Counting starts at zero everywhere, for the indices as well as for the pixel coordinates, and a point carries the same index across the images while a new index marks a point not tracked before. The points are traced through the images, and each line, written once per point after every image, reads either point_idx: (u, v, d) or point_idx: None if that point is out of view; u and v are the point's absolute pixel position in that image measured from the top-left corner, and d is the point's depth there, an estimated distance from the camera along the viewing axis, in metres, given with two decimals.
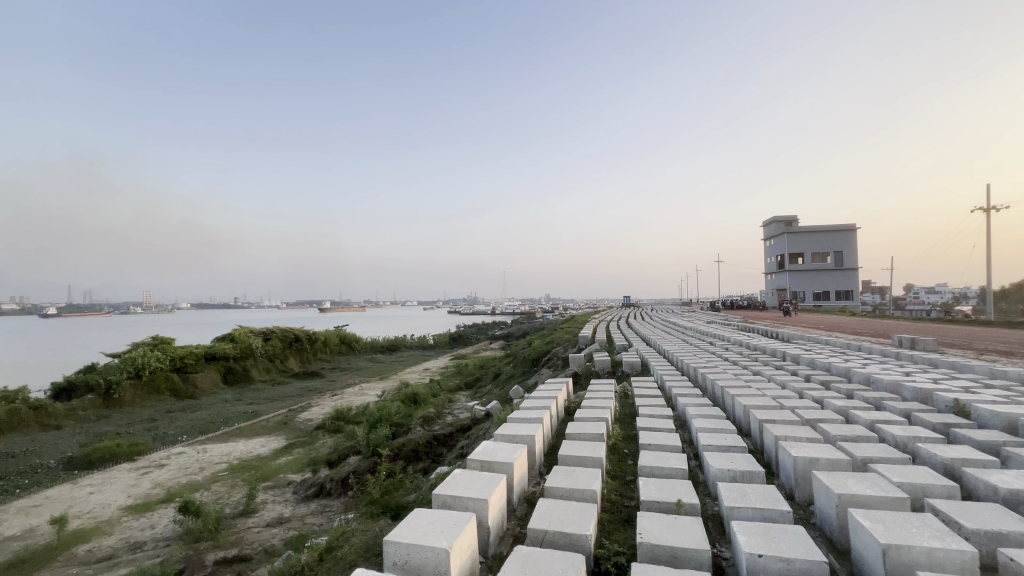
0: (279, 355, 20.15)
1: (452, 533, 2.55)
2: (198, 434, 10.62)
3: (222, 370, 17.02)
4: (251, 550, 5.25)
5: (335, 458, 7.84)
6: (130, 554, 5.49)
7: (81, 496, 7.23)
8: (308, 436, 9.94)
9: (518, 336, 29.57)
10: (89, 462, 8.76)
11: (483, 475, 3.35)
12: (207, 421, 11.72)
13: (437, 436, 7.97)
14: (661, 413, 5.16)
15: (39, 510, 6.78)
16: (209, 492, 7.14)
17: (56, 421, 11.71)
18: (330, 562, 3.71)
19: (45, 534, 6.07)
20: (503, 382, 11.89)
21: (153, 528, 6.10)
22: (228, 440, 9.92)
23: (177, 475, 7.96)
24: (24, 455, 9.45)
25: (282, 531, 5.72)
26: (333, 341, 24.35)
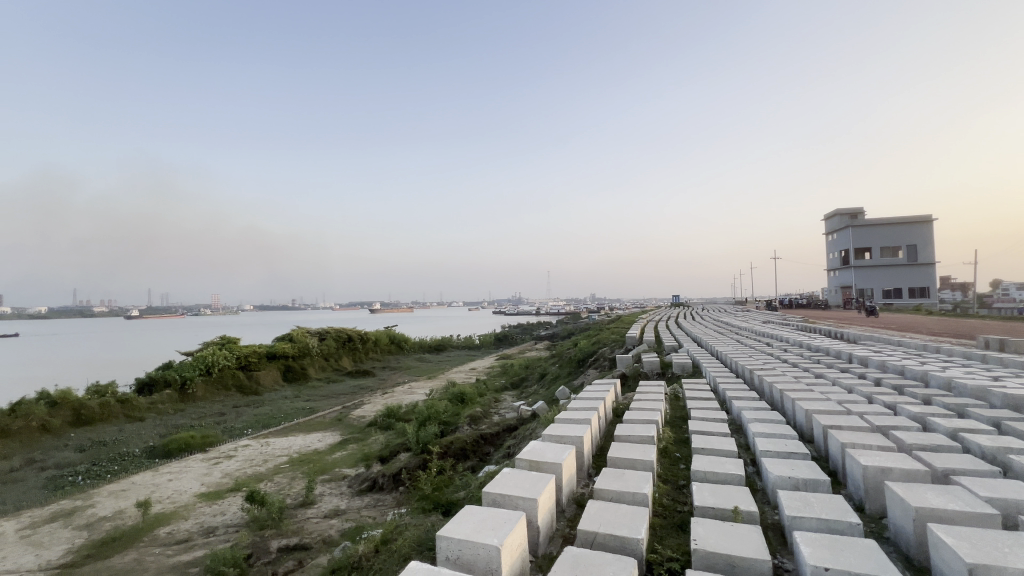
0: (333, 354, 21.08)
1: (503, 531, 2.57)
2: (261, 428, 11.29)
3: (282, 368, 18.04)
4: (311, 540, 5.53)
5: (387, 454, 8.11)
6: (204, 537, 5.93)
7: (161, 483, 7.89)
8: (361, 432, 10.34)
9: (563, 337, 29.36)
10: (168, 451, 9.54)
11: (532, 475, 3.36)
12: (270, 416, 12.44)
13: (484, 435, 8.08)
14: (715, 416, 4.97)
15: (127, 494, 7.47)
16: (272, 483, 7.59)
17: (139, 414, 12.83)
18: (385, 554, 3.85)
19: (132, 516, 6.67)
20: (549, 383, 11.87)
21: (223, 515, 6.56)
22: (288, 435, 10.49)
23: (244, 467, 8.51)
24: (113, 443, 10.43)
25: (339, 523, 5.99)
26: (384, 341, 25.21)
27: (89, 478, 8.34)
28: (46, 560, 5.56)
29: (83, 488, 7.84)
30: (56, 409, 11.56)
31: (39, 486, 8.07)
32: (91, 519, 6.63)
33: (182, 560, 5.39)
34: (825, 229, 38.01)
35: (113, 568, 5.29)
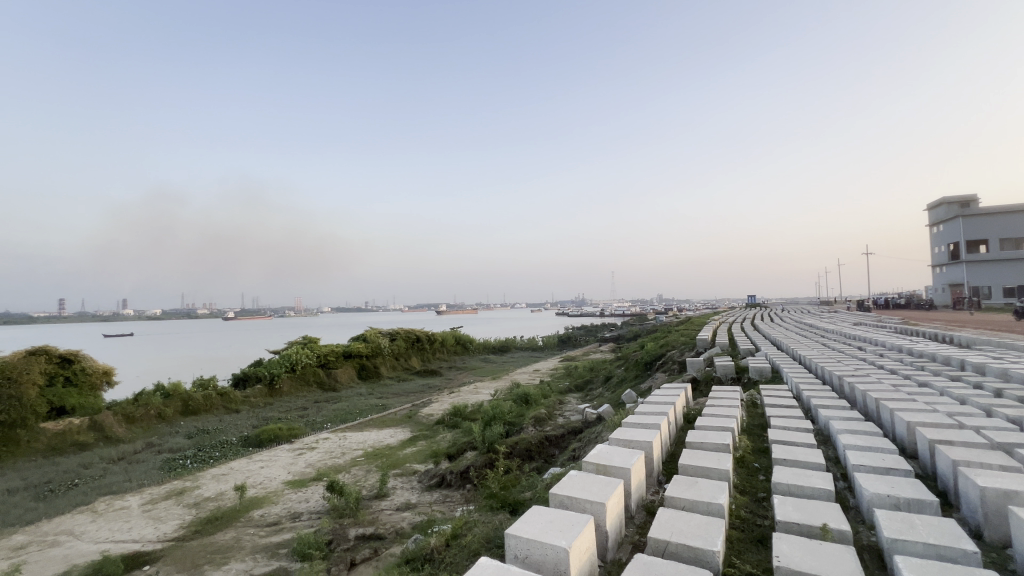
0: (403, 354, 22.05)
1: (571, 533, 2.56)
2: (339, 423, 12.05)
3: (357, 367, 19.17)
4: (385, 530, 5.82)
5: (454, 452, 8.35)
6: (291, 522, 6.44)
7: (254, 469, 8.67)
8: (430, 430, 10.72)
9: (629, 339, 28.61)
10: (260, 441, 10.47)
11: (599, 479, 3.32)
12: (346, 412, 13.27)
13: (548, 436, 8.08)
14: (798, 425, 4.62)
15: (227, 478, 8.29)
16: (350, 474, 8.09)
17: (236, 406, 14.19)
18: (455, 549, 3.97)
19: (231, 498, 7.39)
20: (614, 386, 11.61)
21: (308, 501, 7.09)
22: (363, 430, 11.12)
23: (324, 458, 9.14)
24: (215, 432, 11.62)
25: (411, 515, 6.25)
26: (450, 341, 25.99)
27: (196, 462, 9.36)
28: (163, 532, 6.32)
29: (191, 470, 8.82)
30: (169, 400, 13.08)
31: (157, 467, 9.19)
32: (198, 499, 7.43)
33: (273, 541, 5.89)
34: (929, 220, 33.99)
35: (216, 544, 5.90)
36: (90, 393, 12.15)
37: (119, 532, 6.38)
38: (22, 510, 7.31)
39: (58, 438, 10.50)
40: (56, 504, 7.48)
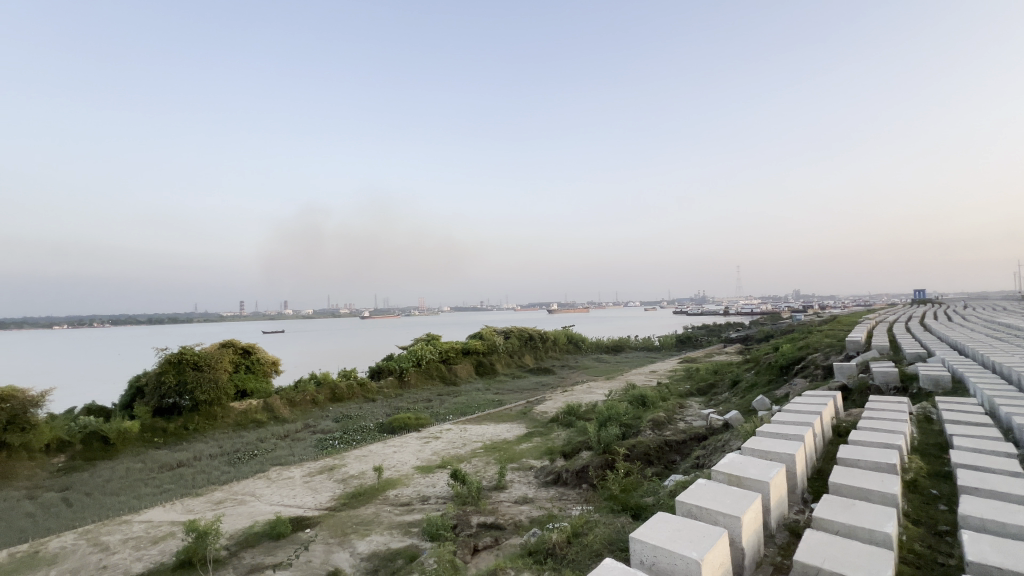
0: (517, 352, 22.71)
1: (702, 545, 2.40)
2: (460, 415, 12.82)
3: (475, 363, 20.23)
4: (505, 521, 6.05)
5: (570, 450, 8.37)
6: (421, 504, 7.02)
7: (389, 453, 9.63)
8: (545, 427, 10.87)
9: (758, 340, 25.96)
10: (393, 428, 11.60)
11: (732, 490, 3.06)
12: (466, 405, 14.08)
13: (669, 442, 7.68)
14: (993, 446, 3.76)
15: (368, 458, 9.33)
16: (471, 464, 8.57)
17: (372, 395, 15.89)
18: (577, 547, 3.99)
19: (371, 477, 8.29)
20: (743, 391, 10.62)
21: (435, 486, 7.67)
22: (482, 423, 11.68)
23: (448, 448, 9.79)
24: (356, 417, 13.14)
25: (529, 509, 6.41)
26: (562, 340, 26.10)
27: (343, 443, 10.67)
28: (320, 501, 7.33)
29: (339, 450, 10.09)
30: (320, 387, 15.12)
31: (313, 445, 10.68)
32: (345, 475, 8.48)
33: (406, 520, 6.47)
34: None
35: (360, 517, 6.67)
36: (264, 379, 14.52)
37: (287, 497, 7.55)
38: (220, 472, 9.04)
39: (242, 416, 12.78)
40: (242, 469, 9.11)
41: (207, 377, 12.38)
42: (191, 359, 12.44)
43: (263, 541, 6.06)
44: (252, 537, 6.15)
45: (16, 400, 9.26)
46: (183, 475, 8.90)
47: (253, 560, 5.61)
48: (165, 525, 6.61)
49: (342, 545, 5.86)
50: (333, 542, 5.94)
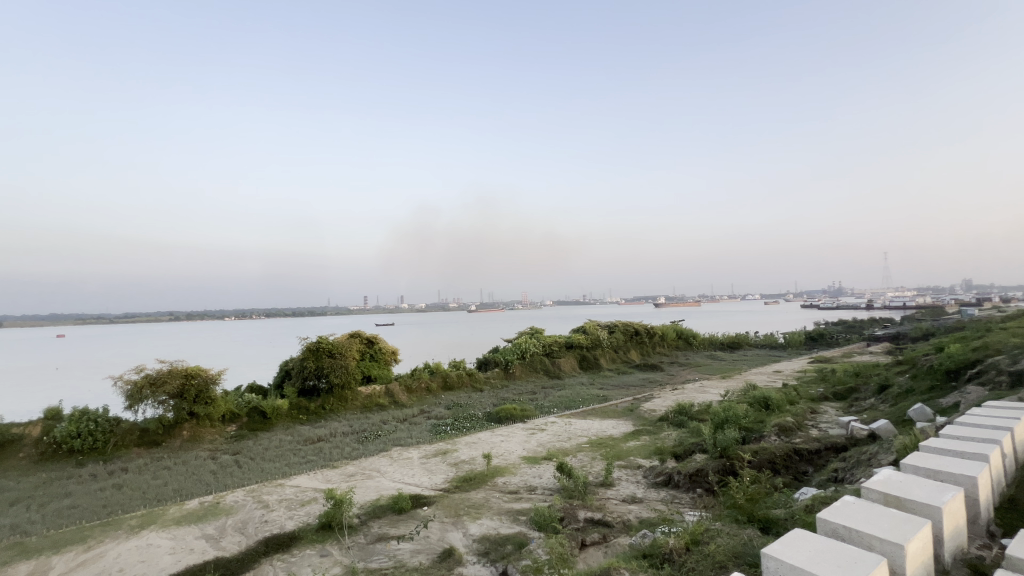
0: (621, 347, 22.08)
1: (854, 571, 2.09)
2: (564, 409, 12.82)
3: (578, 357, 20.10)
4: (613, 519, 5.92)
5: (682, 452, 7.93)
6: (528, 493, 7.17)
7: (497, 442, 9.98)
8: (653, 425, 10.43)
9: (913, 340, 22.12)
10: (500, 418, 12.01)
11: (891, 512, 2.64)
12: (570, 399, 14.06)
13: (799, 450, 6.89)
14: None
15: (478, 446, 9.77)
16: (577, 459, 8.54)
17: (480, 385, 16.61)
18: (696, 556, 3.77)
19: (480, 464, 8.67)
20: (894, 399, 9.10)
21: (541, 477, 7.79)
22: (587, 418, 11.57)
23: (553, 440, 9.86)
24: (466, 406, 13.85)
25: (638, 510, 6.20)
26: (671, 335, 24.78)
27: (454, 429, 11.29)
28: (435, 482, 7.87)
29: (451, 436, 10.70)
30: (433, 376, 16.18)
31: (428, 430, 11.47)
32: (457, 460, 8.98)
33: (514, 508, 6.67)
34: None
35: (472, 500, 7.02)
36: (385, 367, 15.94)
37: (407, 476, 8.22)
38: (352, 448, 10.14)
39: (368, 399, 14.18)
40: (369, 447, 10.12)
41: (339, 364, 13.94)
42: (326, 347, 14.09)
43: (388, 514, 6.66)
44: (379, 509, 6.80)
45: (201, 377, 11.31)
46: (323, 449, 10.15)
47: (380, 530, 6.20)
48: (310, 491, 7.60)
49: (456, 526, 6.22)
50: (449, 522, 6.32)
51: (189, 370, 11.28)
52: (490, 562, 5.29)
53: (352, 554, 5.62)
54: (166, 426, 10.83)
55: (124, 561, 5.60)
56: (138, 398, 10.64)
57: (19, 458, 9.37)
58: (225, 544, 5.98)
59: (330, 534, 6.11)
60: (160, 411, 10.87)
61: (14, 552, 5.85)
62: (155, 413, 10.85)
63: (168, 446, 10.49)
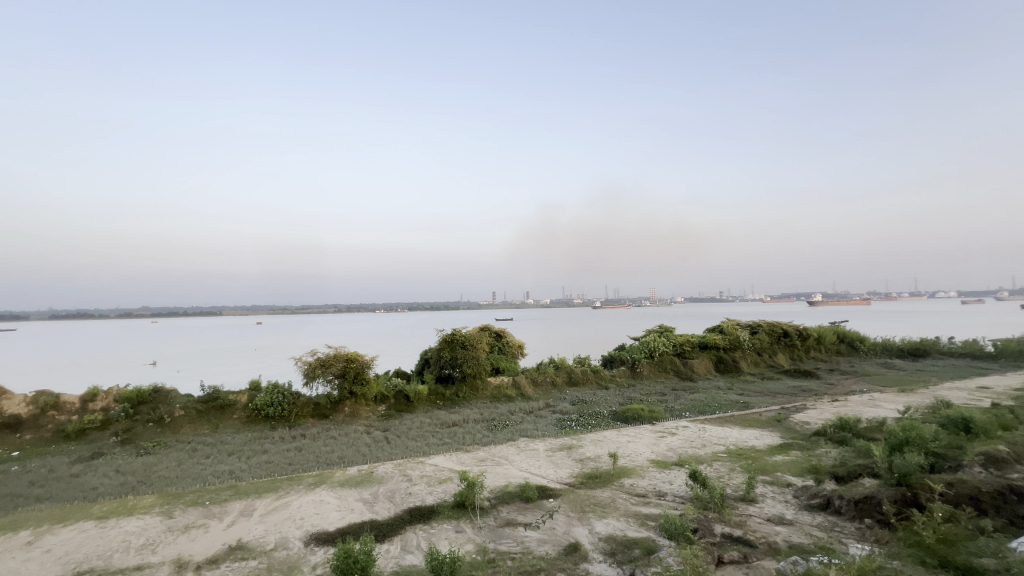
0: (765, 350, 19.81)
1: None
2: (698, 414, 11.95)
3: (714, 359, 18.55)
4: (756, 539, 5.37)
5: (845, 474, 6.84)
6: (657, 498, 6.85)
7: (623, 442, 9.71)
8: (807, 440, 9.16)
9: None
10: (626, 418, 11.68)
11: None
12: (704, 404, 13.05)
13: (1018, 489, 5.45)
14: None
15: (603, 444, 9.63)
16: (713, 468, 7.90)
17: (606, 383, 16.31)
18: None
19: (606, 462, 8.54)
20: None
21: (672, 484, 7.37)
22: (724, 426, 10.61)
23: (685, 446, 9.26)
24: (591, 403, 13.73)
25: (787, 533, 5.52)
26: (830, 338, 21.46)
27: (579, 425, 11.29)
28: (561, 476, 7.97)
29: (576, 431, 10.72)
30: (558, 371, 16.37)
31: (553, 423, 11.65)
32: (583, 456, 8.97)
33: (642, 512, 6.43)
34: None
35: (597, 498, 6.95)
36: (513, 360, 16.57)
37: (533, 467, 8.46)
38: (483, 435, 10.76)
39: (497, 390, 14.89)
40: (498, 435, 10.64)
41: (471, 355, 14.89)
42: (459, 339, 15.13)
43: (516, 501, 6.94)
44: (507, 495, 7.12)
45: (358, 362, 13.01)
46: (458, 433, 10.96)
47: (508, 515, 6.50)
48: (446, 471, 8.27)
49: (581, 521, 6.22)
50: (574, 517, 6.35)
51: (349, 355, 13.06)
52: (616, 563, 5.20)
53: (483, 534, 5.99)
54: (333, 402, 12.72)
55: (303, 511, 6.74)
56: (313, 376, 12.69)
57: (234, 418, 11.84)
58: (378, 509, 6.83)
59: (464, 513, 6.58)
60: (328, 389, 12.81)
61: (232, 492, 7.44)
62: (325, 390, 12.82)
63: (334, 419, 12.30)
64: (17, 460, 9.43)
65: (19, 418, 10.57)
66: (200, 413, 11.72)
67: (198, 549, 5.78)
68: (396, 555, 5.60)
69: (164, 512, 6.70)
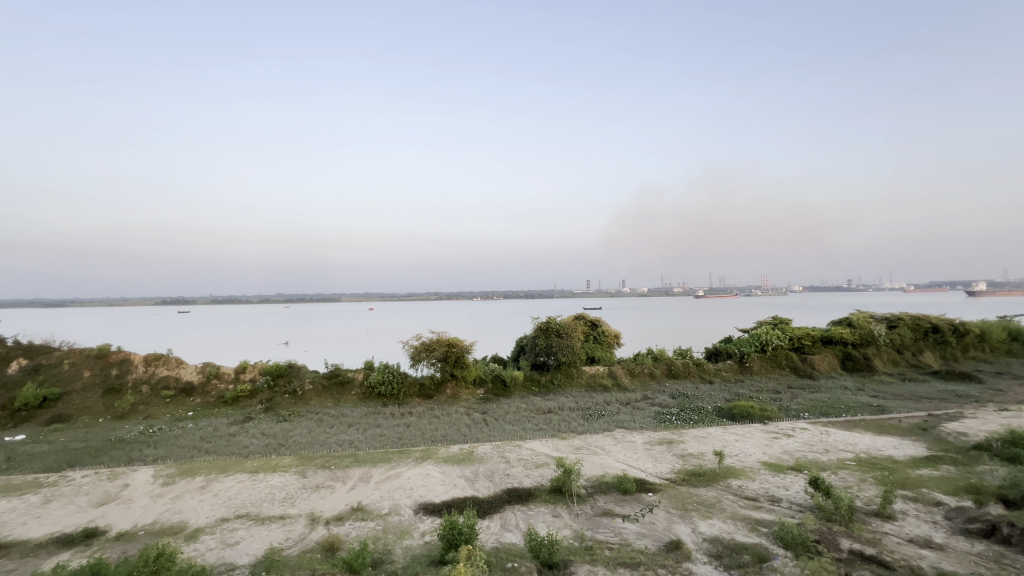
0: (907, 348, 17.14)
1: None
2: (819, 416, 10.75)
3: (840, 356, 16.50)
4: (894, 561, 4.73)
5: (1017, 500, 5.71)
6: (771, 504, 6.32)
7: (730, 440, 9.08)
8: (963, 454, 7.79)
9: None
10: (733, 415, 10.89)
11: None
12: (827, 405, 11.69)
13: None
14: None
15: (707, 441, 9.09)
16: (839, 477, 7.07)
17: (710, 377, 15.33)
18: None
19: (711, 461, 8.06)
20: None
21: (788, 489, 6.74)
22: (852, 430, 9.41)
23: (804, 449, 8.39)
24: (693, 397, 13.01)
25: (935, 559, 4.78)
26: (997, 335, 17.88)
27: (680, 420, 10.78)
28: (661, 470, 7.70)
29: (676, 426, 10.24)
30: (657, 363, 15.74)
31: (652, 416, 11.25)
32: (684, 452, 8.56)
33: (752, 516, 5.98)
34: None
35: (701, 497, 6.60)
36: (608, 349, 16.26)
37: (631, 459, 8.27)
38: (578, 423, 10.75)
39: (592, 379, 14.75)
40: (594, 425, 10.56)
41: (566, 343, 14.91)
42: (554, 327, 15.20)
43: (614, 492, 6.85)
44: (605, 485, 7.06)
45: (458, 347, 13.70)
46: (553, 420, 11.08)
47: (606, 505, 6.44)
48: (543, 456, 8.41)
49: (683, 519, 5.97)
50: (675, 514, 6.11)
51: (450, 340, 13.80)
52: (723, 567, 4.92)
53: (580, 521, 6.01)
54: (436, 383, 13.56)
55: (412, 482, 7.33)
56: (418, 359, 13.64)
57: (352, 394, 13.17)
58: (479, 486, 7.18)
59: (560, 498, 6.65)
60: (432, 371, 13.68)
61: (352, 459, 8.32)
62: (429, 372, 13.71)
63: (437, 399, 13.12)
64: (191, 419, 11.44)
65: (191, 384, 12.77)
66: (325, 387, 13.21)
67: (327, 507, 6.57)
68: (496, 531, 5.86)
69: (300, 472, 7.70)
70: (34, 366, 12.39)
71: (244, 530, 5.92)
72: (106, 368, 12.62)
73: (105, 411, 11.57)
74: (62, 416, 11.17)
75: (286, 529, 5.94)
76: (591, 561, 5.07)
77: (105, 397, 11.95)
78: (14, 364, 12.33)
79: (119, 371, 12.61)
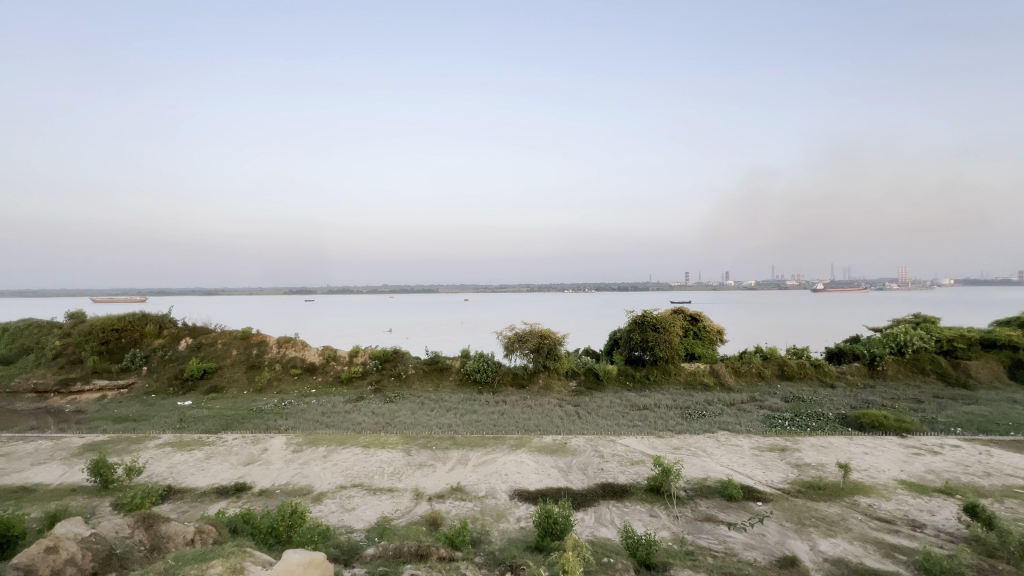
0: None
1: None
2: (975, 432, 9.10)
3: (1006, 362, 13.75)
4: None
5: None
6: (911, 529, 5.49)
7: (858, 453, 8.05)
8: None
9: None
10: (860, 424, 9.63)
11: None
12: (987, 420, 9.84)
13: None
14: None
15: (829, 451, 8.15)
16: (1005, 506, 5.92)
17: (831, 380, 13.70)
18: None
19: (833, 473, 7.22)
20: None
21: (936, 515, 5.80)
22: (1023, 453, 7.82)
23: (956, 470, 7.15)
24: (810, 402, 11.72)
25: None
26: None
27: (794, 426, 9.80)
28: (772, 479, 7.06)
29: (790, 433, 9.32)
30: (767, 362, 14.42)
31: (760, 420, 10.35)
32: (800, 461, 7.76)
33: (886, 540, 5.25)
34: None
35: (821, 512, 5.94)
36: (710, 346, 15.23)
37: (737, 464, 7.70)
38: (676, 422, 10.26)
39: (691, 377, 13.97)
40: (694, 425, 10.00)
41: (663, 338, 14.25)
42: (651, 321, 14.62)
43: (717, 497, 6.43)
44: (707, 488, 6.66)
45: (551, 339, 13.80)
46: (649, 417, 10.69)
47: (708, 510, 6.08)
48: (638, 453, 8.16)
49: (800, 534, 5.42)
50: (790, 528, 5.57)
51: (543, 331, 13.94)
52: None
53: (680, 524, 5.74)
54: (529, 373, 13.79)
55: (508, 468, 7.55)
56: (512, 349, 13.98)
57: (450, 379, 13.89)
58: (573, 478, 7.18)
59: (659, 498, 6.41)
60: (525, 361, 13.97)
61: (451, 441, 8.80)
62: (522, 362, 13.99)
63: (530, 389, 13.35)
64: (314, 395, 12.92)
65: (314, 364, 14.37)
66: (426, 372, 14.09)
67: (429, 484, 7.01)
68: (591, 524, 5.82)
69: (405, 450, 8.32)
70: (197, 344, 14.78)
71: (360, 498, 6.55)
72: (249, 348, 14.68)
73: (249, 384, 13.51)
74: (217, 386, 13.25)
75: (394, 501, 6.45)
76: (692, 567, 4.82)
77: (249, 372, 13.92)
78: (183, 342, 14.82)
79: (259, 351, 14.59)
